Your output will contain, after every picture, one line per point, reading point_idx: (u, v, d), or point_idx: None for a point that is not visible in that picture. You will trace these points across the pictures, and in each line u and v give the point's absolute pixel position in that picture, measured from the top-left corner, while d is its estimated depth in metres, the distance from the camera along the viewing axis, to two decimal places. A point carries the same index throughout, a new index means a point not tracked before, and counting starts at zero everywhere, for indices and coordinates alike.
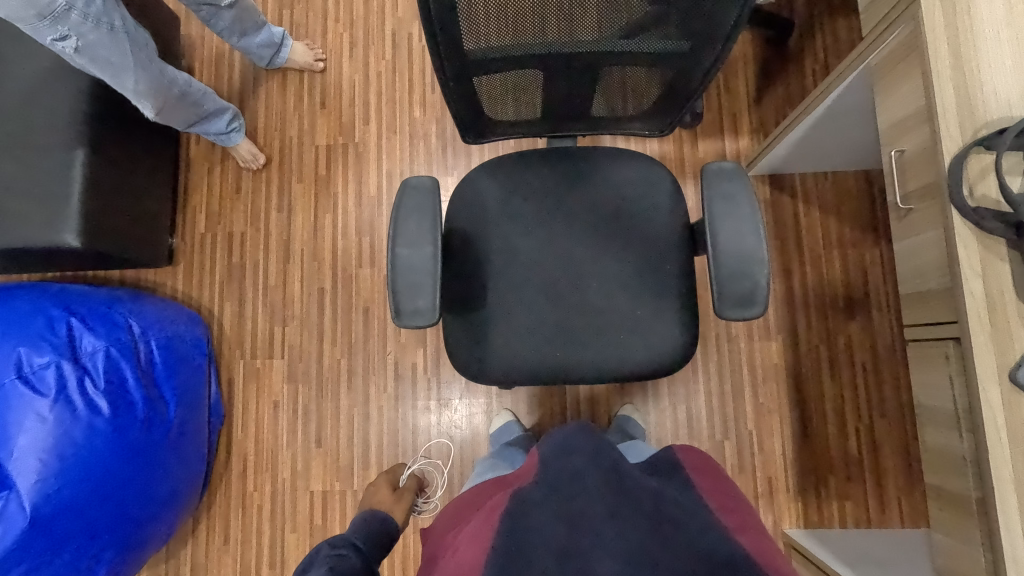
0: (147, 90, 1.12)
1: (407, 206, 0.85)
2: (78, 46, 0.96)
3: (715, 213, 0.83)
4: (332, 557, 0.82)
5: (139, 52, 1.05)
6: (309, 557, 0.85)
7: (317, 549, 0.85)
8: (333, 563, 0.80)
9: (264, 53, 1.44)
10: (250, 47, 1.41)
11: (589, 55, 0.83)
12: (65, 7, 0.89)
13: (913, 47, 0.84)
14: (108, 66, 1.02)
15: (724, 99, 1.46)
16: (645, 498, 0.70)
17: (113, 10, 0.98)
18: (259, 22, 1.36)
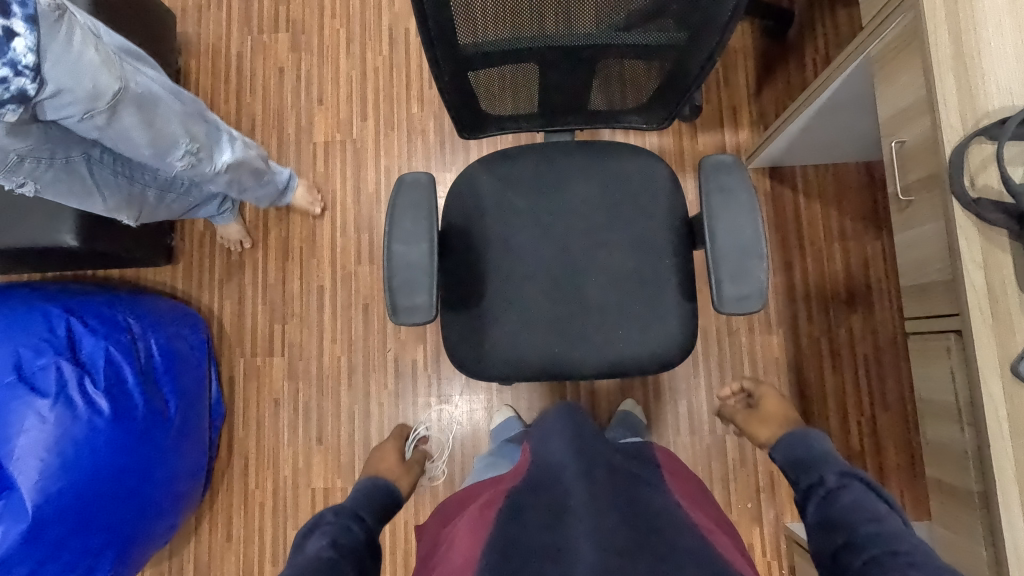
0: (119, 205, 1.11)
1: (403, 202, 0.84)
2: (37, 188, 0.99)
3: (714, 208, 0.82)
4: (335, 527, 0.82)
5: (102, 169, 1.06)
6: (311, 521, 0.84)
7: (319, 514, 0.85)
8: (337, 535, 0.80)
9: (266, 200, 1.34)
10: (253, 199, 1.31)
11: (586, 49, 0.82)
12: (15, 159, 0.92)
13: (914, 36, 0.83)
14: (75, 195, 1.05)
15: (724, 92, 1.45)
16: (642, 498, 0.69)
17: (71, 145, 0.99)
18: (264, 177, 1.27)
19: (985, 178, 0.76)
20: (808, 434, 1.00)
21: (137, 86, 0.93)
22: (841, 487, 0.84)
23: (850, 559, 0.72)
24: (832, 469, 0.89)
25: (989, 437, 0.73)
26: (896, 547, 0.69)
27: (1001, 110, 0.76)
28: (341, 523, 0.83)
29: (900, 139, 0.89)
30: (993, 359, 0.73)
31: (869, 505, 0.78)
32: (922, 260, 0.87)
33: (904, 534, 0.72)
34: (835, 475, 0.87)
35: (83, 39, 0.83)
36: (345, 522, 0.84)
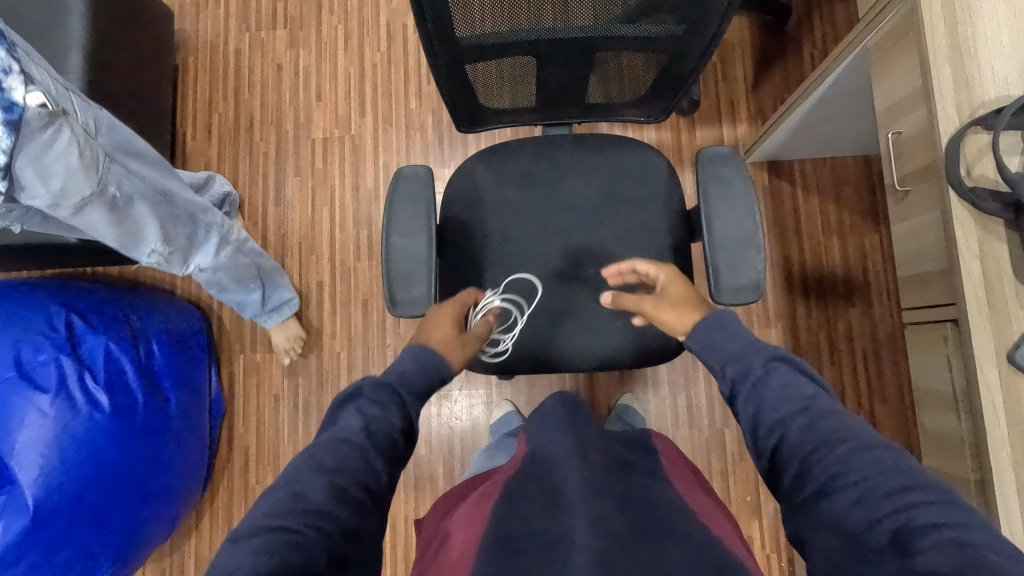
0: None
1: (401, 195, 0.85)
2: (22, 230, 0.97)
3: (711, 200, 0.82)
4: (374, 412, 0.67)
5: None
6: (351, 386, 0.70)
7: (358, 386, 0.70)
8: (371, 427, 0.66)
9: (250, 309, 1.29)
10: (235, 304, 1.27)
11: (583, 41, 0.82)
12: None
13: (909, 28, 0.83)
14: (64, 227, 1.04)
15: (722, 86, 1.45)
16: (639, 487, 0.70)
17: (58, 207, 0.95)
18: (248, 287, 1.22)
19: (981, 168, 0.76)
20: (721, 311, 0.75)
21: (114, 192, 0.89)
22: (768, 370, 0.65)
23: (788, 459, 0.59)
24: (755, 350, 0.68)
25: (986, 426, 0.73)
26: (836, 454, 0.56)
27: (997, 99, 0.76)
28: (382, 401, 0.69)
29: (897, 131, 0.89)
30: (990, 349, 0.73)
31: (792, 389, 0.63)
32: (919, 251, 0.87)
33: (846, 418, 0.59)
34: (759, 360, 0.66)
35: (71, 144, 0.80)
36: (387, 403, 0.69)
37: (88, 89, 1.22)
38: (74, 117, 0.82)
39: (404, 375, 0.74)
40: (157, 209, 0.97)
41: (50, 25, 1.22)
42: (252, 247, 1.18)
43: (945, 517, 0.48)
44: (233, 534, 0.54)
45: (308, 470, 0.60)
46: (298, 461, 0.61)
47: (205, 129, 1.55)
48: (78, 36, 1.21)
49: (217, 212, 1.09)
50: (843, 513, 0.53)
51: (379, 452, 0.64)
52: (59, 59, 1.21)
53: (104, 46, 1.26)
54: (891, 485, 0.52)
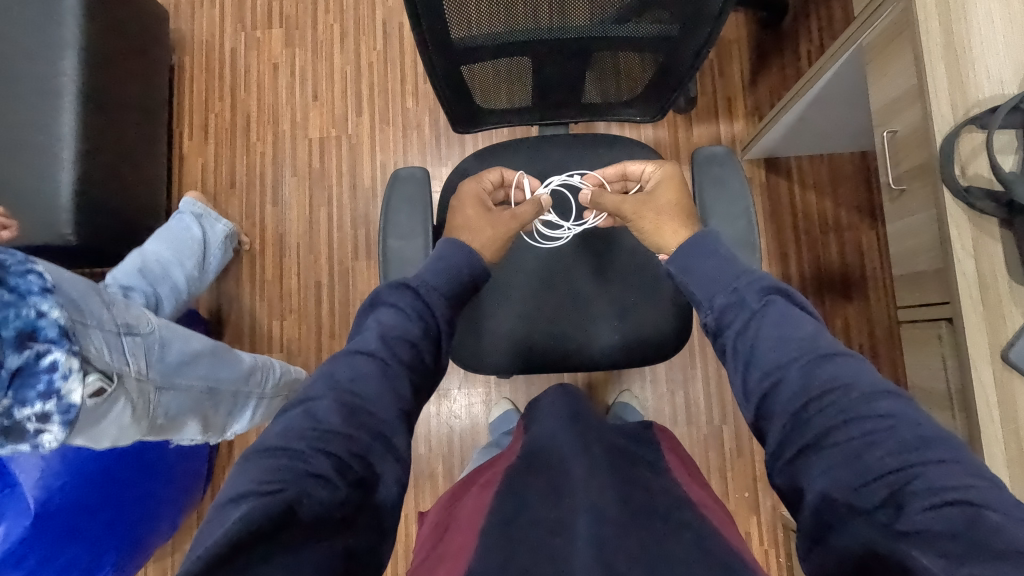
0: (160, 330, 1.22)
1: (398, 197, 0.85)
2: None
3: (706, 201, 0.83)
4: (395, 320, 0.67)
5: None
6: (374, 293, 0.71)
7: (376, 292, 0.71)
8: (388, 333, 0.66)
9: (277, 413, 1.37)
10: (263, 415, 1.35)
11: (579, 41, 0.82)
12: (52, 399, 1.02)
13: (904, 27, 0.83)
14: None
15: (719, 83, 1.45)
16: (637, 480, 0.70)
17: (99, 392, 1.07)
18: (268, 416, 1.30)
19: (975, 167, 0.76)
20: (708, 234, 0.74)
21: (162, 415, 1.04)
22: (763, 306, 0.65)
23: (781, 401, 0.59)
24: (754, 279, 0.68)
25: (980, 424, 0.74)
26: (843, 400, 0.55)
27: (992, 99, 0.76)
28: (401, 306, 0.69)
29: (892, 129, 0.89)
30: (983, 347, 0.74)
31: (792, 329, 0.62)
32: (914, 248, 0.87)
33: (851, 366, 0.58)
34: (756, 292, 0.66)
35: (122, 405, 0.96)
36: (406, 311, 0.69)
37: (83, 91, 1.22)
38: (129, 373, 0.97)
39: (425, 276, 0.72)
40: (201, 408, 1.12)
41: (44, 27, 1.22)
42: (281, 385, 1.29)
43: (949, 478, 0.48)
44: (251, 448, 0.56)
45: (325, 387, 0.61)
46: (319, 375, 0.63)
47: (202, 129, 1.55)
48: (73, 38, 1.22)
49: (266, 370, 1.25)
50: (837, 464, 0.53)
51: (399, 362, 0.65)
52: (54, 62, 1.21)
53: (99, 48, 1.26)
54: (898, 441, 0.51)
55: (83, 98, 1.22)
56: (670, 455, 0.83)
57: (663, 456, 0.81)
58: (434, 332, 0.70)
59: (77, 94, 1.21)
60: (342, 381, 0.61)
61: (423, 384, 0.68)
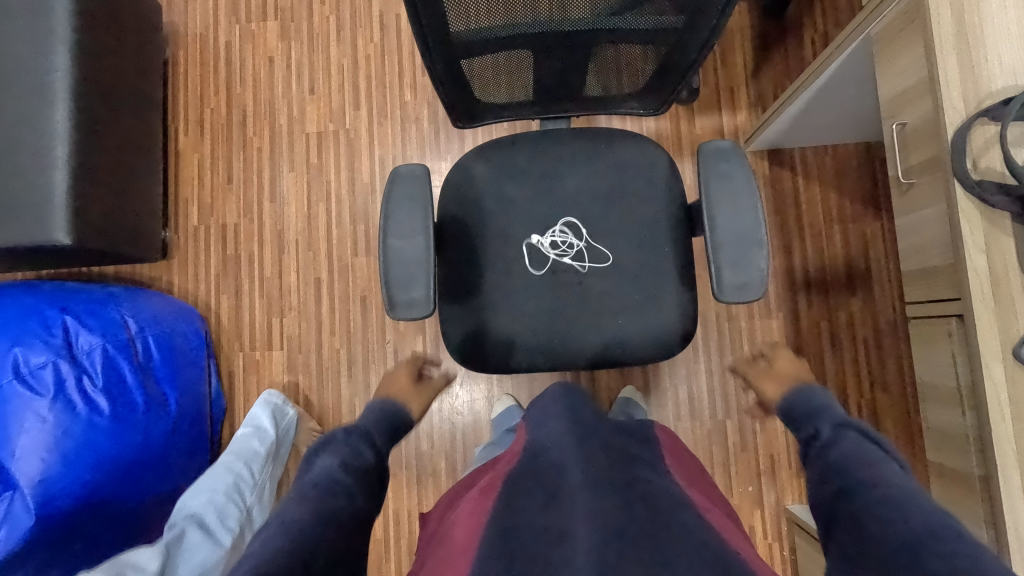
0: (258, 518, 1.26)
1: (398, 196, 0.83)
2: None
3: (712, 197, 0.81)
4: (346, 449, 0.81)
5: None
6: (324, 436, 0.84)
7: (330, 434, 0.84)
8: (347, 459, 0.79)
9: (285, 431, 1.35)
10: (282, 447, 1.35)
11: (581, 34, 0.80)
12: None
13: (914, 16, 0.81)
14: None
15: (721, 73, 1.43)
16: (642, 481, 0.69)
17: None
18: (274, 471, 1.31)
19: (987, 160, 0.76)
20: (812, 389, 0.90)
21: None
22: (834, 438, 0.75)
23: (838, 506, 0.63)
24: (827, 419, 0.80)
25: (990, 422, 0.73)
26: (875, 497, 0.61)
27: (1004, 90, 0.76)
28: (355, 446, 0.82)
29: (901, 121, 0.88)
30: (994, 344, 0.73)
31: (865, 452, 0.70)
32: (924, 243, 0.86)
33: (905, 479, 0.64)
34: (829, 426, 0.78)
35: None
36: (357, 446, 0.83)
37: (76, 88, 1.20)
38: None
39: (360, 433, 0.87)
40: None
41: (34, 24, 1.19)
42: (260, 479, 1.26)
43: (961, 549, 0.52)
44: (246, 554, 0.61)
45: (296, 505, 0.67)
46: (290, 500, 0.69)
47: (197, 124, 1.53)
48: (64, 33, 1.20)
49: (241, 487, 1.22)
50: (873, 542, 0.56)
51: (356, 477, 0.75)
52: (45, 58, 1.19)
53: (91, 43, 1.24)
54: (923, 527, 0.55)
55: (76, 94, 1.20)
56: (669, 454, 0.82)
57: (661, 456, 0.80)
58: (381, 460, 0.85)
59: (70, 90, 1.19)
60: (314, 490, 0.70)
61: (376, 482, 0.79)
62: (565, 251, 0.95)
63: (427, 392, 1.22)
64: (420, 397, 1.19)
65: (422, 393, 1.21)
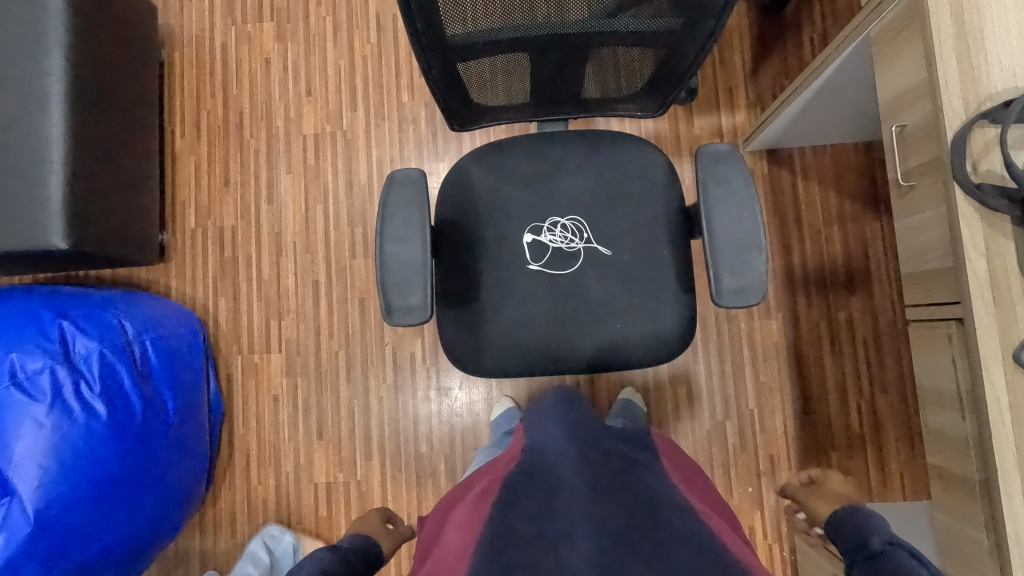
0: None
1: (394, 200, 0.83)
2: None
3: (711, 200, 0.81)
4: (321, 564, 0.83)
5: None
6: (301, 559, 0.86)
7: (306, 557, 0.86)
8: (319, 572, 0.81)
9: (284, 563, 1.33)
10: None
11: (578, 37, 0.80)
12: None
13: (913, 18, 0.81)
14: None
15: (720, 73, 1.42)
16: (641, 487, 0.69)
17: None
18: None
19: (986, 163, 0.75)
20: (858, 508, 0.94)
21: None
22: (884, 553, 0.78)
23: None
24: (879, 535, 0.83)
25: (990, 425, 0.73)
26: None
27: (1004, 92, 0.75)
28: (326, 563, 0.84)
29: (901, 123, 0.87)
30: (994, 347, 0.73)
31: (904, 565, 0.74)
32: (923, 246, 0.86)
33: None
34: (880, 541, 0.81)
35: None
36: (332, 563, 0.84)
37: (71, 91, 1.20)
38: None
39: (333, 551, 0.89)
40: None
41: (29, 27, 1.19)
42: None
43: None
44: None
45: None
46: None
47: (194, 127, 1.52)
48: (59, 36, 1.19)
49: None
50: None
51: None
52: (40, 61, 1.18)
53: (86, 45, 1.23)
54: None
55: (71, 98, 1.20)
56: (667, 459, 0.82)
57: (659, 460, 0.79)
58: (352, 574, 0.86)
59: (65, 94, 1.19)
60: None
61: None
62: (568, 244, 0.94)
63: (398, 535, 1.19)
64: (389, 537, 1.17)
65: (393, 534, 1.18)
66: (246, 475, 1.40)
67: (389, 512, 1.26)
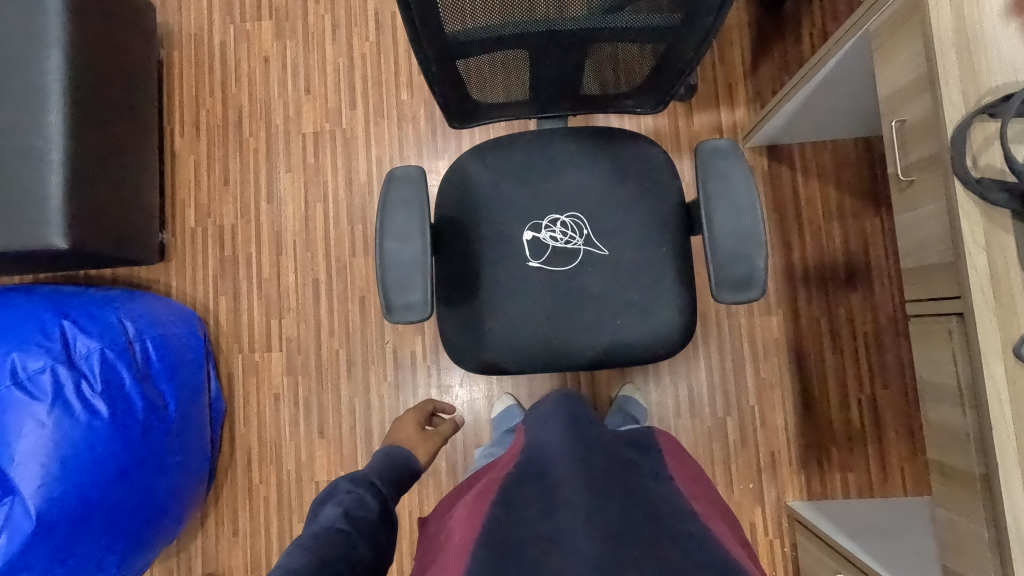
0: None
1: (394, 198, 0.83)
2: None
3: (710, 196, 0.81)
4: (350, 496, 0.83)
5: None
6: (329, 487, 0.87)
7: (335, 482, 0.87)
8: (349, 504, 0.82)
9: None
10: None
11: (578, 33, 0.79)
12: None
13: (913, 12, 0.81)
14: None
15: (719, 69, 1.42)
16: (642, 486, 0.69)
17: None
18: None
19: (987, 158, 0.75)
20: None
21: None
22: None
23: None
24: None
25: (991, 419, 0.73)
26: None
27: (1004, 87, 0.76)
28: (358, 491, 0.85)
29: (900, 118, 0.87)
30: (994, 342, 0.73)
31: None
32: (923, 241, 0.85)
33: None
34: None
35: None
36: (360, 493, 0.85)
37: (71, 90, 1.20)
38: None
39: (364, 474, 0.90)
40: None
41: (27, 27, 1.18)
42: None
43: None
44: None
45: (297, 555, 0.70)
46: (292, 552, 0.71)
47: (193, 125, 1.52)
48: (57, 36, 1.19)
49: None
50: None
51: (357, 529, 0.77)
52: (39, 60, 1.18)
53: (86, 44, 1.23)
54: None
55: (71, 97, 1.20)
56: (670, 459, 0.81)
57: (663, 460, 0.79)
58: (383, 500, 0.87)
59: (64, 93, 1.19)
60: (311, 542, 0.72)
61: (378, 524, 0.80)
62: (567, 242, 0.94)
63: (436, 438, 1.22)
64: (425, 444, 1.19)
65: (430, 440, 1.20)
66: (250, 466, 1.40)
67: (431, 409, 1.30)
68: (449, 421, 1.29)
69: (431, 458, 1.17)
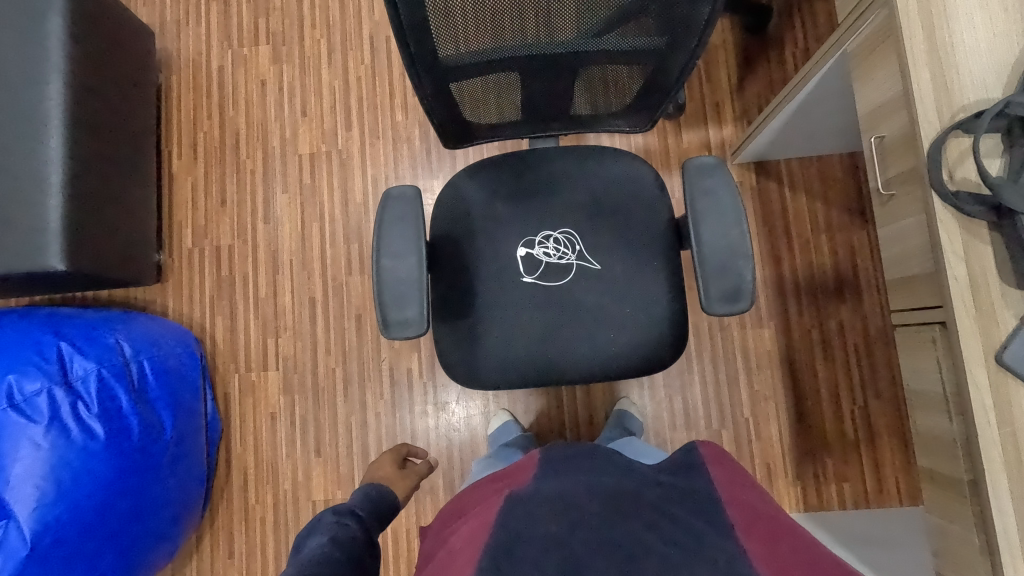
0: None
1: (391, 216, 0.85)
2: None
3: (697, 211, 0.83)
4: (335, 526, 0.86)
5: None
6: (313, 522, 0.89)
7: (319, 516, 0.90)
8: (335, 531, 0.85)
9: None
10: None
11: (567, 56, 0.82)
12: None
13: (888, 33, 0.84)
14: None
15: (706, 88, 1.46)
16: (639, 498, 0.69)
17: None
18: None
19: (962, 171, 0.78)
20: None
21: None
22: None
23: None
24: None
25: (976, 426, 0.75)
26: None
27: (976, 103, 0.79)
28: (342, 521, 0.88)
29: (880, 135, 0.90)
30: (978, 349, 0.75)
31: None
32: (905, 252, 0.88)
33: None
34: None
35: None
36: (344, 523, 0.88)
37: (71, 116, 1.22)
38: None
39: (345, 507, 0.94)
40: None
41: (29, 53, 1.21)
42: None
43: None
44: None
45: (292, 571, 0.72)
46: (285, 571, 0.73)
47: (190, 146, 1.54)
48: (58, 62, 1.21)
49: None
50: None
51: (343, 548, 0.80)
52: (39, 87, 1.20)
53: (85, 70, 1.26)
54: None
55: (71, 122, 1.22)
56: (722, 486, 0.74)
57: (707, 484, 0.74)
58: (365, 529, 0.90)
59: (64, 118, 1.21)
60: (302, 561, 0.75)
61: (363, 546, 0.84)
62: (561, 258, 0.96)
63: (413, 477, 1.26)
64: (404, 481, 1.24)
65: (407, 477, 1.25)
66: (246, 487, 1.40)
67: (405, 452, 1.31)
68: (422, 462, 1.32)
69: (409, 493, 1.22)
